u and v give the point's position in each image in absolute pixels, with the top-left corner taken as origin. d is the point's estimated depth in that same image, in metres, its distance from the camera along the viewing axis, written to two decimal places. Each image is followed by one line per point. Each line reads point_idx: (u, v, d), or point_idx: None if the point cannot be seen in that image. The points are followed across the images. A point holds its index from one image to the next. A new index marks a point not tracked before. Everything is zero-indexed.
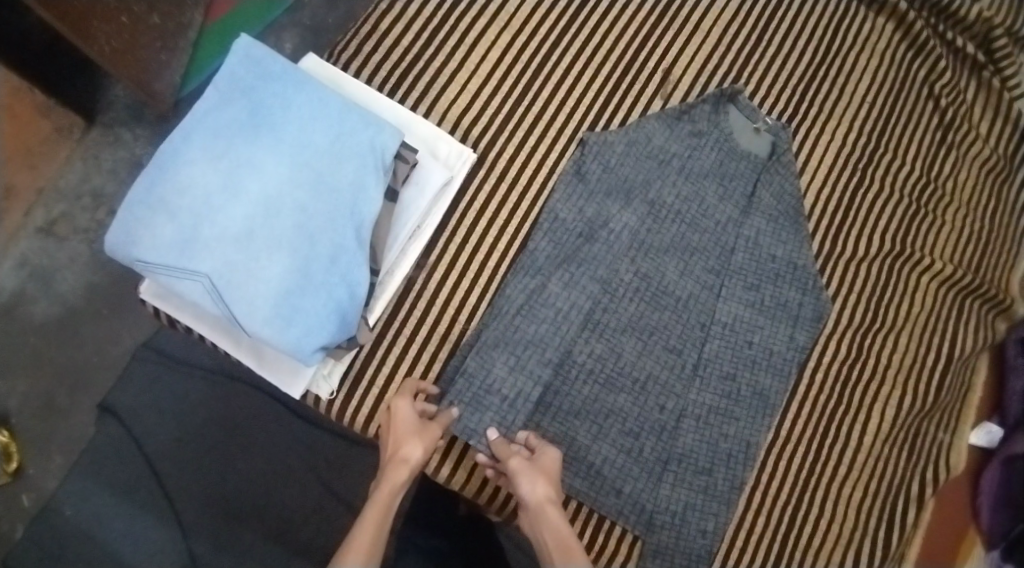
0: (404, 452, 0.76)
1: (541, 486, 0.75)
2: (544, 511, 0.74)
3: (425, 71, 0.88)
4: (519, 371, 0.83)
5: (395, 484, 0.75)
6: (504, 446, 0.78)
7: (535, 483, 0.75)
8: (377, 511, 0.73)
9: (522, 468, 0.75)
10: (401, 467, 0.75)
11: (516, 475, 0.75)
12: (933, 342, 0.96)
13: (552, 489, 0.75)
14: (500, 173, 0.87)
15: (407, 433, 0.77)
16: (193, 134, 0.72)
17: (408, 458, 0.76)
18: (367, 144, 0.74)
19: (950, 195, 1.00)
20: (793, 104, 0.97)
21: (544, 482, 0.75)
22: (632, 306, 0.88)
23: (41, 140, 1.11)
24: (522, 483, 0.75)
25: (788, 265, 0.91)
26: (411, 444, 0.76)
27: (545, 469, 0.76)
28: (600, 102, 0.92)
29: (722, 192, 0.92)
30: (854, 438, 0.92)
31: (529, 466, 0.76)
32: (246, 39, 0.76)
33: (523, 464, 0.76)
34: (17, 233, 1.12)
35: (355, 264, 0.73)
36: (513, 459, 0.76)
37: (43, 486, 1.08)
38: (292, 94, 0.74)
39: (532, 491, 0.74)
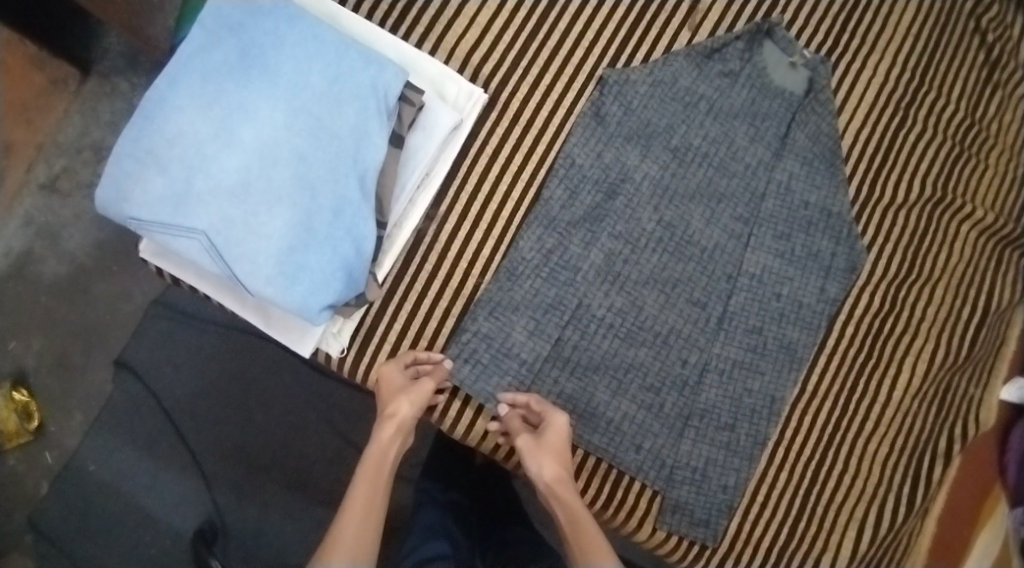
0: (392, 409, 0.76)
1: (549, 467, 0.75)
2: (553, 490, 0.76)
3: (431, 4, 0.81)
4: (538, 334, 0.79)
5: (387, 437, 0.77)
6: (513, 419, 0.78)
7: (544, 465, 0.75)
8: (370, 470, 0.76)
9: (527, 450, 0.75)
10: (391, 424, 0.76)
11: (524, 458, 0.75)
12: (968, 293, 0.92)
13: (561, 463, 0.76)
14: (515, 115, 0.81)
15: (395, 393, 0.76)
16: (181, 78, 0.66)
17: (397, 415, 0.76)
18: (367, 84, 0.68)
19: (992, 138, 0.95)
20: (832, 36, 0.89)
21: (551, 459, 0.76)
22: (655, 256, 0.82)
23: (38, 93, 1.07)
24: (530, 463, 0.75)
25: (821, 212, 0.87)
26: (398, 403, 0.75)
27: (552, 445, 0.76)
28: (621, 36, 0.85)
29: (754, 133, 0.86)
30: (883, 393, 0.88)
31: (538, 445, 0.75)
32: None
33: (528, 448, 0.75)
34: (18, 190, 1.09)
35: (360, 215, 0.68)
36: (521, 438, 0.76)
37: (64, 443, 1.08)
38: (286, 31, 0.67)
39: (542, 473, 0.75)
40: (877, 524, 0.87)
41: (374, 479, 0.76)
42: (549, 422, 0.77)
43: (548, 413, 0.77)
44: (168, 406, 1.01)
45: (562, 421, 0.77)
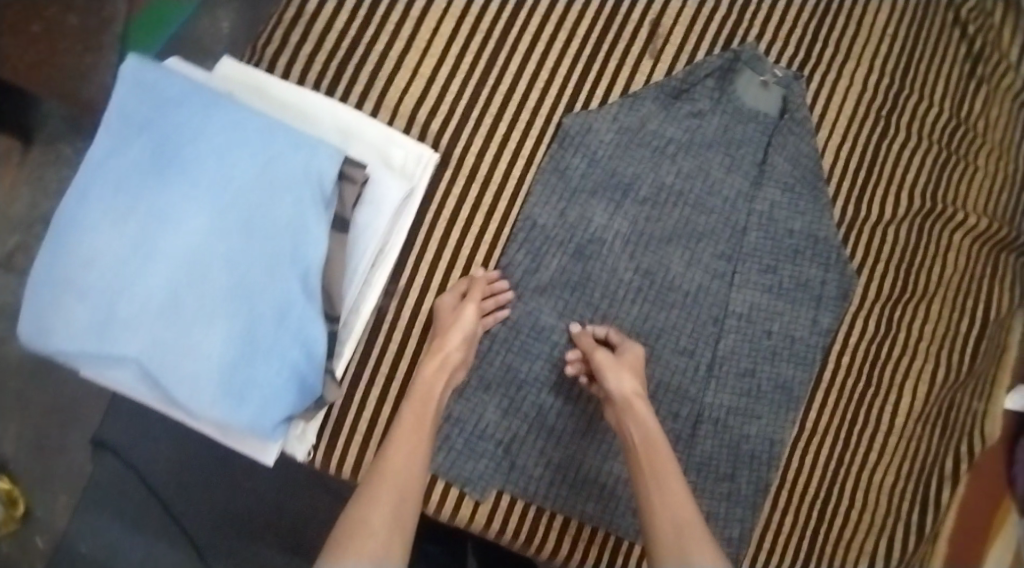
0: (440, 341, 0.70)
1: (631, 382, 0.70)
2: (630, 405, 0.69)
3: (369, 59, 0.75)
4: (513, 413, 0.76)
5: (429, 378, 0.69)
6: (585, 339, 0.74)
7: (624, 377, 0.70)
8: (414, 415, 0.67)
9: (608, 362, 0.71)
10: (435, 359, 0.69)
11: (602, 367, 0.70)
12: (965, 304, 0.87)
13: (639, 381, 0.71)
14: (471, 172, 0.75)
15: (446, 325, 0.71)
16: (92, 192, 0.59)
17: (442, 349, 0.70)
18: (302, 171, 0.61)
19: (980, 138, 0.89)
20: (804, 48, 0.83)
21: (631, 374, 0.71)
22: (635, 307, 0.77)
23: None
24: (609, 377, 0.70)
25: (807, 239, 0.81)
26: (450, 333, 0.70)
27: (633, 365, 0.72)
28: (577, 72, 0.78)
29: (729, 163, 0.80)
30: (884, 420, 0.84)
31: (615, 360, 0.71)
32: (136, 60, 0.61)
33: (610, 359, 0.71)
34: None
35: (308, 316, 0.61)
36: (598, 353, 0.72)
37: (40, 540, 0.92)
38: (202, 122, 0.60)
39: (618, 384, 0.70)
40: (888, 556, 0.84)
41: (422, 414, 0.67)
42: (623, 348, 0.73)
43: (621, 342, 0.74)
44: (152, 483, 0.85)
45: (638, 349, 0.73)
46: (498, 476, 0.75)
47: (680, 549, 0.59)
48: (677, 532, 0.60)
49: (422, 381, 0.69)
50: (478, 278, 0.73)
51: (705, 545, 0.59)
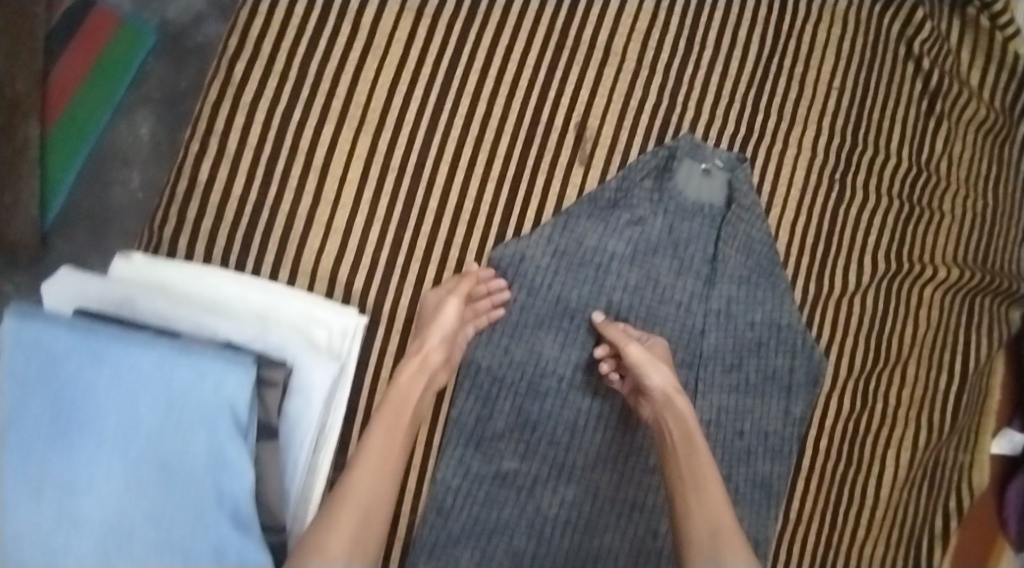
0: (420, 342, 0.68)
1: (668, 375, 0.68)
2: (670, 400, 0.66)
3: (275, 222, 0.69)
4: (487, 563, 0.73)
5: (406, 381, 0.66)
6: (614, 329, 0.71)
7: (660, 370, 0.68)
8: (387, 423, 0.64)
9: (644, 355, 0.68)
10: (416, 361, 0.67)
11: (639, 360, 0.68)
12: (942, 360, 0.84)
13: (674, 377, 0.69)
14: (405, 325, 0.71)
15: (428, 319, 0.69)
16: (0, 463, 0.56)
17: (421, 349, 0.67)
18: (212, 402, 0.57)
19: (943, 180, 0.84)
20: (744, 123, 0.78)
21: (667, 370, 0.68)
22: (598, 434, 0.74)
23: None
24: (647, 371, 0.68)
25: (770, 328, 0.77)
26: (431, 330, 0.68)
27: (663, 360, 0.69)
28: (504, 196, 0.73)
29: (678, 266, 0.75)
30: (869, 494, 0.81)
31: (649, 352, 0.69)
32: (15, 314, 0.57)
33: (644, 352, 0.68)
34: None
35: (248, 546, 0.58)
36: (630, 346, 0.69)
37: None
38: (97, 370, 0.56)
39: (658, 378, 0.67)
40: None
41: (394, 427, 0.64)
42: (652, 344, 0.71)
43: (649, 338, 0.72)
44: None
45: (664, 345, 0.71)
46: None
47: (714, 551, 0.57)
48: (714, 540, 0.57)
49: (401, 387, 0.66)
50: (470, 272, 0.71)
51: (740, 548, 0.57)
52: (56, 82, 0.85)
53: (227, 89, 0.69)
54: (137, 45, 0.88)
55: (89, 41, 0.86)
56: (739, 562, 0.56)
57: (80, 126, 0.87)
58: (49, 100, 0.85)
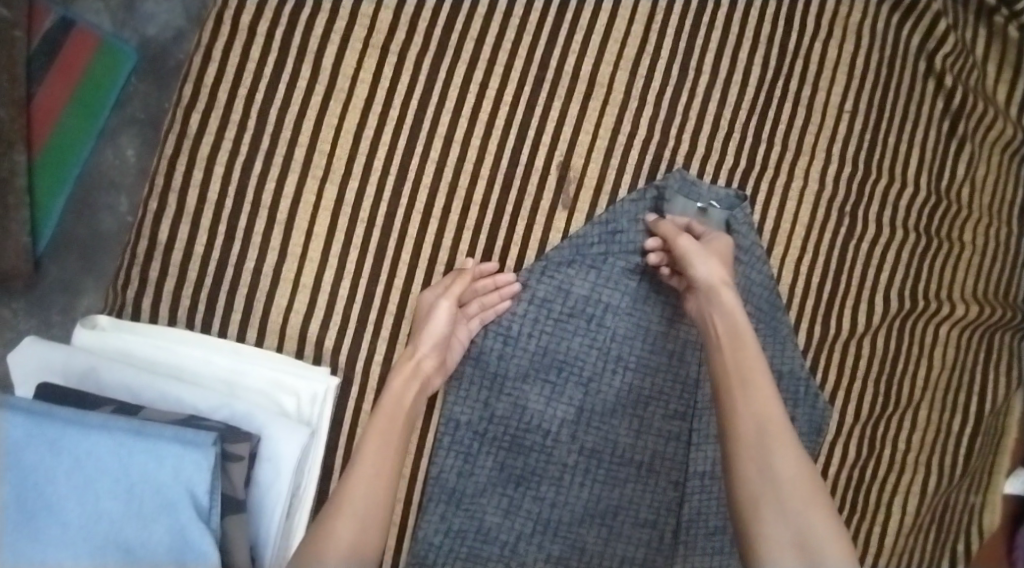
0: (412, 345, 0.66)
1: (721, 269, 0.63)
2: (720, 292, 0.62)
3: (242, 275, 0.68)
4: None
5: (400, 385, 0.64)
6: (667, 225, 0.67)
7: (712, 262, 0.63)
8: (379, 429, 0.62)
9: (696, 247, 0.64)
10: (407, 365, 0.65)
11: (689, 253, 0.64)
12: (957, 400, 0.79)
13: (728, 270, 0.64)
14: (379, 382, 0.68)
15: (421, 319, 0.66)
16: None
17: (414, 353, 0.66)
18: (172, 486, 0.55)
19: (963, 209, 0.78)
20: (744, 156, 0.73)
21: (720, 262, 0.64)
22: (585, 489, 0.70)
23: None
24: (698, 262, 0.63)
25: (771, 375, 0.72)
26: (424, 333, 0.66)
27: (722, 253, 0.65)
28: (480, 243, 0.70)
29: (670, 312, 0.71)
30: (874, 542, 0.78)
31: (703, 246, 0.65)
32: None
33: (695, 246, 0.64)
34: None
35: None
36: (682, 239, 0.65)
37: None
38: (52, 458, 0.55)
39: (708, 270, 0.63)
40: None
41: (389, 433, 0.63)
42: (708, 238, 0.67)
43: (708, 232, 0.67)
44: None
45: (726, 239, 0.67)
46: None
47: (765, 446, 0.54)
48: (761, 434, 0.54)
49: (396, 389, 0.64)
50: (463, 270, 0.68)
51: (790, 445, 0.54)
52: (40, 107, 0.82)
53: (184, 145, 0.68)
54: (119, 63, 0.83)
55: (71, 63, 0.82)
56: (785, 466, 0.53)
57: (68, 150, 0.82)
58: (35, 126, 0.82)
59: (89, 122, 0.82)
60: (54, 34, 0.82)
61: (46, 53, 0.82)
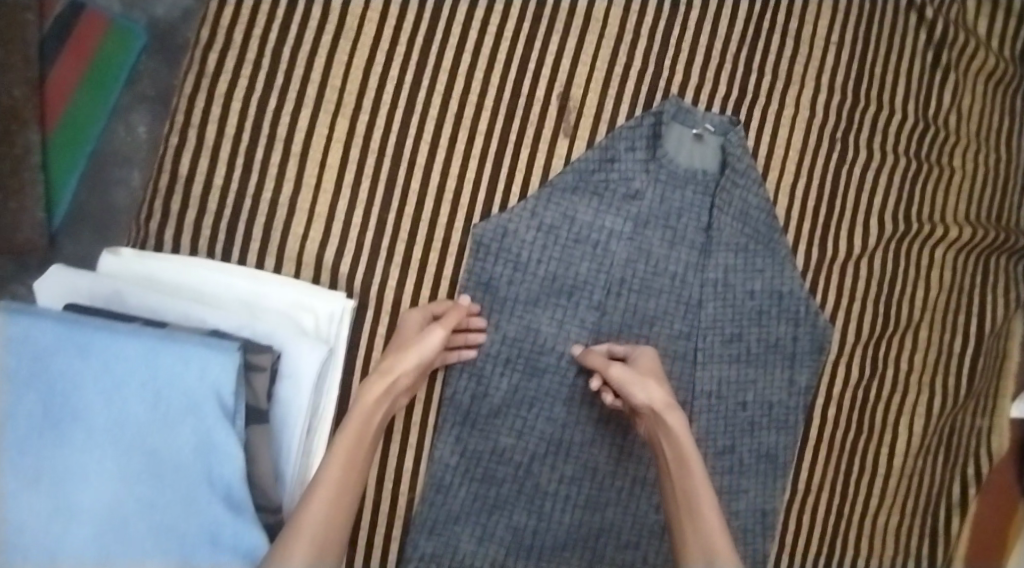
0: (391, 362, 0.64)
1: (656, 389, 0.65)
2: (660, 418, 0.64)
3: (259, 207, 0.70)
4: (488, 538, 0.73)
5: (371, 403, 0.63)
6: (593, 356, 0.69)
7: (648, 386, 0.65)
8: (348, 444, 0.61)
9: (626, 375, 0.65)
10: (382, 384, 0.63)
11: (622, 382, 0.65)
12: (957, 321, 0.81)
13: (664, 387, 0.66)
14: (393, 306, 0.71)
15: (404, 344, 0.66)
16: None
17: (392, 372, 0.64)
18: (199, 390, 0.57)
19: (951, 135, 0.80)
20: (737, 85, 0.76)
21: (655, 383, 0.65)
22: (595, 410, 0.73)
23: None
24: (633, 389, 0.65)
25: (770, 296, 0.75)
26: (408, 356, 0.64)
27: (649, 371, 0.67)
28: (487, 172, 0.72)
29: (672, 236, 0.73)
30: (882, 463, 0.80)
31: (632, 370, 0.66)
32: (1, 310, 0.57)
33: (627, 371, 0.66)
34: None
35: (244, 528, 0.58)
36: (613, 368, 0.66)
37: None
38: (81, 365, 0.56)
39: (646, 395, 0.64)
40: None
41: (352, 455, 0.61)
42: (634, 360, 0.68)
43: (633, 352, 0.69)
44: None
45: (650, 353, 0.69)
46: None
47: None
48: (704, 547, 0.58)
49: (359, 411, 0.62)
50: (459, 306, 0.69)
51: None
52: (51, 87, 0.78)
53: (202, 83, 0.70)
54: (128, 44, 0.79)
55: (82, 43, 0.78)
56: None
57: (80, 132, 0.79)
58: (46, 106, 0.78)
59: (101, 101, 0.78)
60: (65, 15, 0.78)
61: (58, 34, 0.78)
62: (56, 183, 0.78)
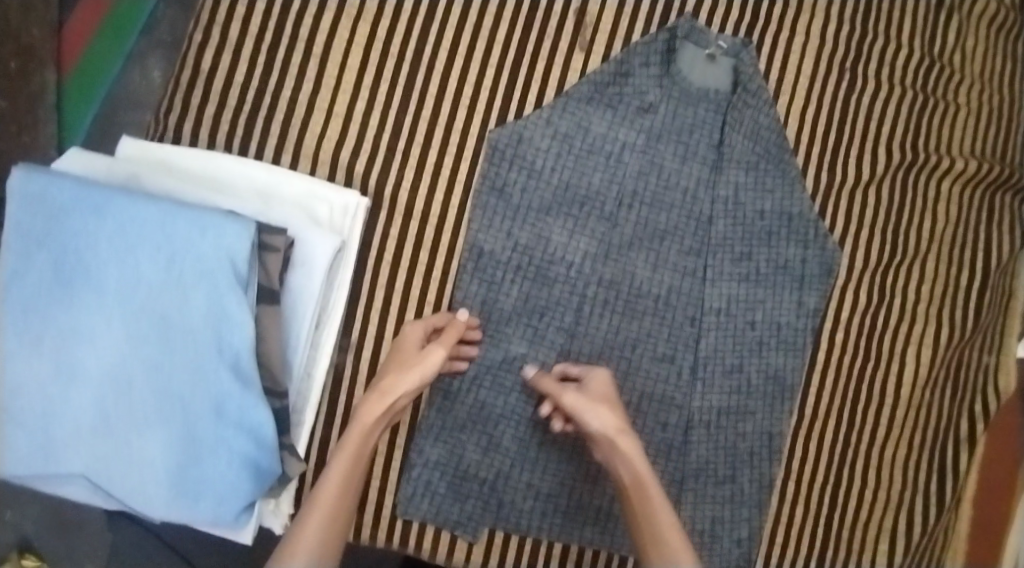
0: (389, 381, 0.63)
1: (607, 415, 0.64)
2: (614, 444, 0.63)
3: (278, 105, 0.70)
4: (495, 449, 0.72)
5: (370, 421, 0.62)
6: (547, 380, 0.68)
7: (600, 413, 0.64)
8: (348, 458, 0.61)
9: (579, 402, 0.65)
10: (379, 402, 0.63)
11: (574, 409, 0.65)
12: (963, 256, 0.81)
13: (618, 413, 0.65)
14: (407, 208, 0.71)
15: (402, 362, 0.65)
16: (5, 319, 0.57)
17: (390, 392, 0.63)
18: (213, 257, 0.57)
19: (957, 73, 0.82)
20: (749, 11, 0.77)
21: (607, 408, 0.65)
22: (604, 322, 0.73)
23: None
24: (585, 417, 0.64)
25: (780, 218, 0.75)
26: (408, 376, 0.64)
27: (604, 397, 0.66)
28: (505, 81, 0.73)
29: (683, 152, 0.74)
30: (890, 393, 0.79)
31: (584, 397, 0.65)
32: (19, 168, 0.57)
33: (580, 399, 0.65)
34: None
35: (250, 403, 0.58)
36: (566, 394, 0.66)
37: None
38: (98, 225, 0.57)
39: (600, 422, 0.64)
40: (908, 532, 0.80)
41: (351, 471, 0.61)
42: (588, 384, 0.67)
43: (586, 375, 0.68)
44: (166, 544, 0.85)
45: (604, 375, 0.68)
46: (489, 516, 0.72)
47: None
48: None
49: (359, 424, 0.62)
50: (456, 323, 0.68)
51: None
52: (70, 34, 0.81)
53: None
54: None
55: None
56: None
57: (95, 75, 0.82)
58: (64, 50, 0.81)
59: (117, 47, 0.82)
60: None
61: None
62: (70, 124, 0.81)
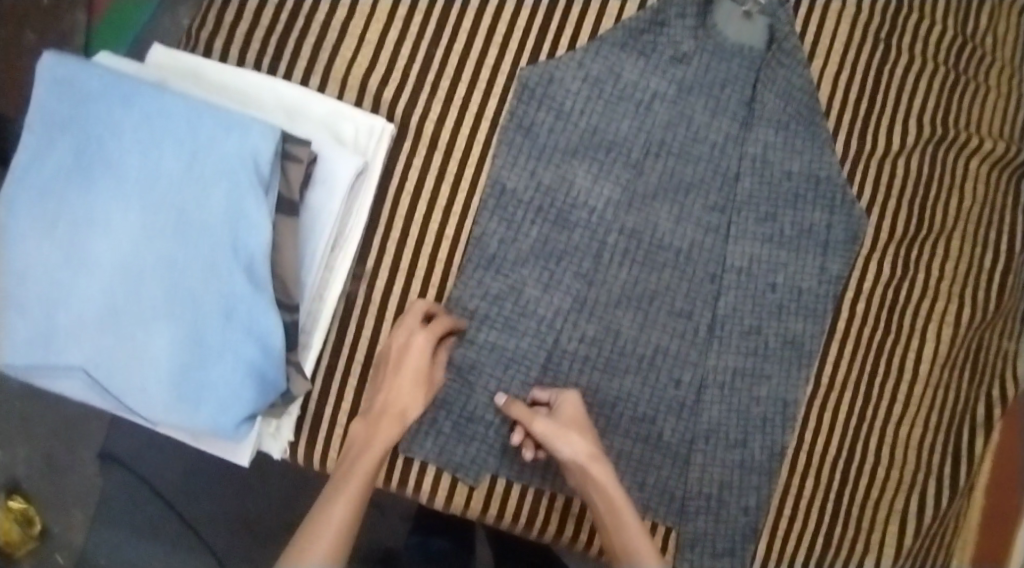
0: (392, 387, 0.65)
1: (576, 441, 0.64)
2: (586, 473, 0.63)
3: (311, 28, 0.70)
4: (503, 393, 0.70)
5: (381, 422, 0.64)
6: (514, 406, 0.67)
7: (571, 439, 0.64)
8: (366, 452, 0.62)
9: (551, 429, 0.64)
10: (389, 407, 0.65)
11: (544, 438, 0.64)
12: (989, 237, 0.80)
13: (589, 438, 0.65)
14: (432, 140, 0.71)
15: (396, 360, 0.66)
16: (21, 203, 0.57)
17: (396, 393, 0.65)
18: (234, 155, 0.56)
19: (990, 54, 0.81)
20: None
21: (578, 434, 0.64)
22: (623, 270, 0.72)
23: None
24: (558, 445, 0.64)
25: (808, 181, 0.74)
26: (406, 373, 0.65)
27: (574, 422, 0.66)
28: (538, 24, 0.73)
29: (713, 106, 0.73)
30: (908, 369, 0.78)
31: (555, 422, 0.65)
32: (51, 55, 0.57)
33: (549, 426, 0.65)
34: None
35: (259, 308, 0.57)
36: (535, 423, 0.65)
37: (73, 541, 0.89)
38: (122, 115, 0.56)
39: (571, 449, 0.63)
40: (920, 515, 0.77)
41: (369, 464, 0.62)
42: (556, 408, 0.67)
43: (557, 397, 0.68)
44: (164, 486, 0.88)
45: (573, 398, 0.68)
46: (492, 460, 0.71)
47: None
48: None
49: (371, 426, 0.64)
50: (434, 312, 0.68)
51: None
52: None
53: None
54: None
55: None
56: None
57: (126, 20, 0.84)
58: None
59: None
60: None
61: None
62: None
